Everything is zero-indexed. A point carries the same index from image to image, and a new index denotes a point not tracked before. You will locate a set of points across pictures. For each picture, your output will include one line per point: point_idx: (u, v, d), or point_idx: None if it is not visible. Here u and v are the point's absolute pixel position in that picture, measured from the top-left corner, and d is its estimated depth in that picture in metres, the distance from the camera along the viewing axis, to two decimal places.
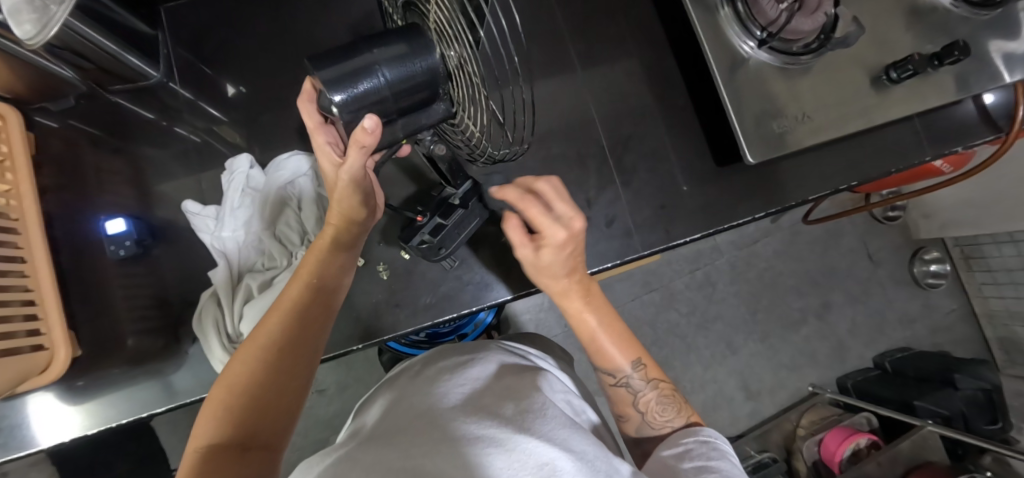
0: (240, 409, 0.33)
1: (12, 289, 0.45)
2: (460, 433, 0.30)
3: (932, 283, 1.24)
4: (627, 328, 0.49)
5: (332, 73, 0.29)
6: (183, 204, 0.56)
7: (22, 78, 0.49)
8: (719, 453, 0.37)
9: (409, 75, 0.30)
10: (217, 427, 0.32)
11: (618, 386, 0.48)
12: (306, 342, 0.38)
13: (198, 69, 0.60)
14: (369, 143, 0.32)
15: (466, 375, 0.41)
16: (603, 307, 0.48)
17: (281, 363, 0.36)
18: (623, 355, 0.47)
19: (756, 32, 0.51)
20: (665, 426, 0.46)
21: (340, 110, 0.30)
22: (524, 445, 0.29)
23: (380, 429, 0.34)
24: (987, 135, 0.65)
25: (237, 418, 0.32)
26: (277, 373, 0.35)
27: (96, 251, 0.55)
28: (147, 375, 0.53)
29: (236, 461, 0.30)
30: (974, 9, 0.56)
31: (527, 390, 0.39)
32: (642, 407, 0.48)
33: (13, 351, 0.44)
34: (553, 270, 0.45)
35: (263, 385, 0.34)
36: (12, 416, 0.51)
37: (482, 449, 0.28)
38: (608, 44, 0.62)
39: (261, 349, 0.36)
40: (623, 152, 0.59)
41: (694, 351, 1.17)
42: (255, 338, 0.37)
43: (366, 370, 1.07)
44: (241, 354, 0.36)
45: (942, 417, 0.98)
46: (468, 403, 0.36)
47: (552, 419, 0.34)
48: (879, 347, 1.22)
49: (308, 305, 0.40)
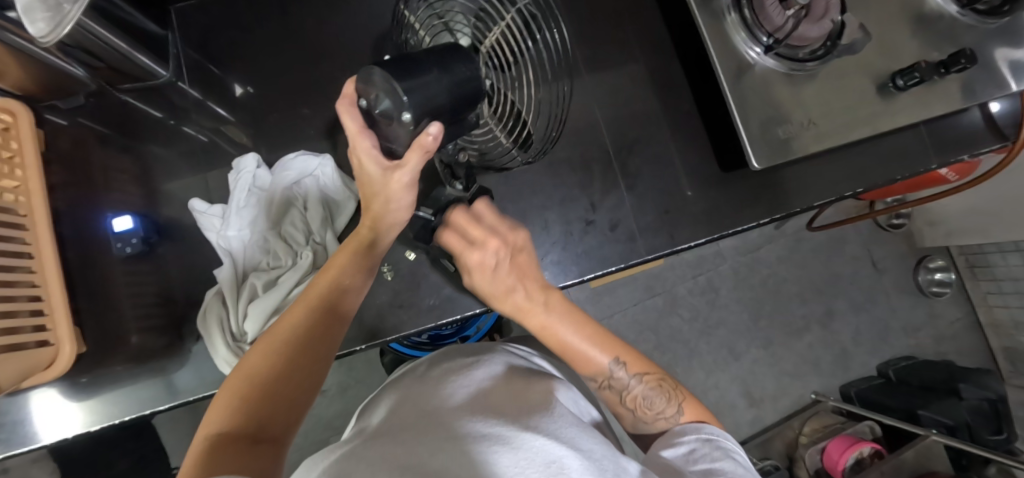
0: (256, 402, 0.33)
1: (17, 285, 0.45)
2: (468, 432, 0.30)
3: (937, 292, 1.23)
4: (599, 325, 0.48)
5: (407, 83, 0.31)
6: (190, 202, 0.56)
7: (32, 75, 0.50)
8: (723, 453, 0.37)
9: (465, 87, 0.35)
10: (232, 416, 0.32)
11: (603, 388, 0.47)
12: (323, 341, 0.39)
13: (207, 69, 0.60)
14: (432, 149, 0.34)
15: (473, 374, 0.42)
16: (567, 311, 0.47)
17: (297, 359, 0.37)
18: (601, 355, 0.46)
19: (762, 38, 0.52)
20: (657, 419, 0.45)
21: (415, 117, 0.32)
22: (531, 444, 0.29)
23: (386, 427, 0.34)
24: (994, 143, 0.65)
25: (252, 410, 0.33)
26: (292, 368, 0.36)
27: (103, 248, 0.55)
28: (150, 372, 0.53)
29: (246, 449, 0.30)
30: (980, 17, 0.56)
31: (535, 393, 0.39)
32: (631, 404, 0.46)
33: (17, 347, 0.44)
34: (497, 275, 0.45)
35: (277, 378, 0.35)
36: (16, 412, 0.51)
37: (489, 447, 0.28)
38: (613, 49, 0.62)
39: (278, 344, 0.37)
40: (628, 156, 0.59)
41: (696, 357, 1.17)
42: (274, 333, 0.38)
43: (366, 371, 1.06)
44: (258, 348, 0.37)
45: (946, 426, 0.97)
46: (475, 402, 0.36)
47: (559, 419, 0.34)
48: (883, 356, 1.21)
49: (329, 307, 0.40)
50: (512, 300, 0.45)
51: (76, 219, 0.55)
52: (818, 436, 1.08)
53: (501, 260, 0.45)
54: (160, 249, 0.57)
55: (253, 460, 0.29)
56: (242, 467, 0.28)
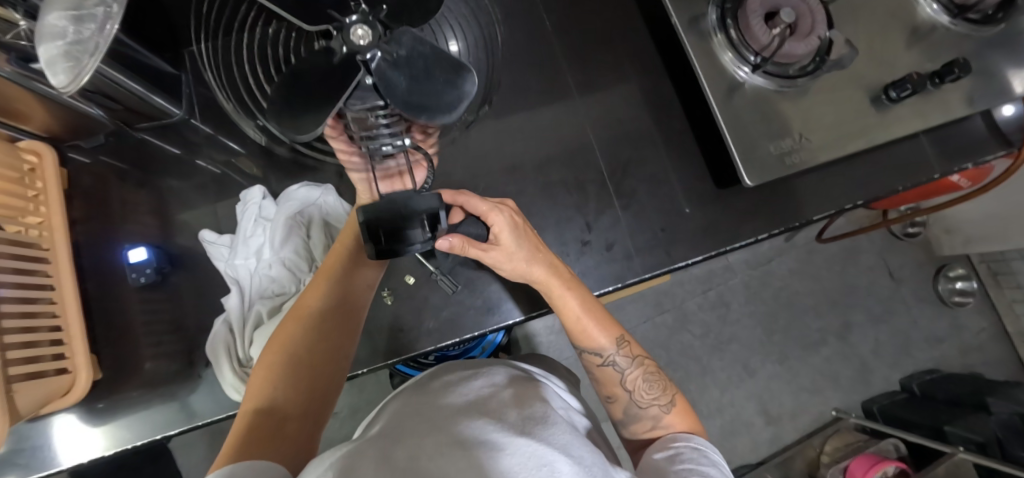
0: (276, 390, 0.42)
1: (40, 315, 0.48)
2: (463, 434, 0.30)
3: (959, 301, 1.19)
4: (605, 308, 0.49)
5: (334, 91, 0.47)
6: (201, 233, 0.59)
7: (57, 117, 0.53)
8: (709, 459, 0.39)
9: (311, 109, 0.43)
10: (258, 400, 0.41)
11: (605, 365, 0.49)
12: (334, 336, 0.46)
13: (218, 106, 0.63)
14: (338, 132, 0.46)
15: (471, 384, 0.42)
16: (584, 291, 0.49)
17: (310, 354, 0.44)
18: (607, 334, 0.48)
19: (749, 58, 0.52)
20: (651, 404, 0.47)
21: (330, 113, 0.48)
22: (522, 448, 0.29)
23: (383, 431, 0.34)
24: (999, 150, 0.64)
25: (274, 396, 0.42)
26: (310, 359, 0.44)
27: (120, 279, 0.58)
28: (161, 398, 0.54)
29: (271, 431, 0.39)
30: (973, 26, 0.56)
31: (531, 400, 0.40)
32: (630, 386, 0.48)
33: (37, 375, 0.47)
34: (521, 256, 0.46)
35: (297, 369, 0.44)
36: (33, 439, 0.52)
37: (482, 449, 0.28)
38: (607, 71, 0.63)
39: (297, 336, 0.45)
40: (623, 176, 0.60)
41: (709, 373, 1.14)
42: (288, 327, 0.45)
43: (376, 392, 1.07)
44: (276, 341, 0.45)
45: (975, 443, 0.93)
46: (471, 408, 0.36)
47: (554, 427, 0.35)
48: (906, 369, 1.17)
49: (333, 306, 0.46)
50: (539, 266, 0.46)
51: (95, 251, 0.58)
52: (840, 454, 1.04)
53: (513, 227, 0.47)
54: (174, 278, 0.59)
55: (273, 441, 0.38)
56: (265, 450, 0.37)
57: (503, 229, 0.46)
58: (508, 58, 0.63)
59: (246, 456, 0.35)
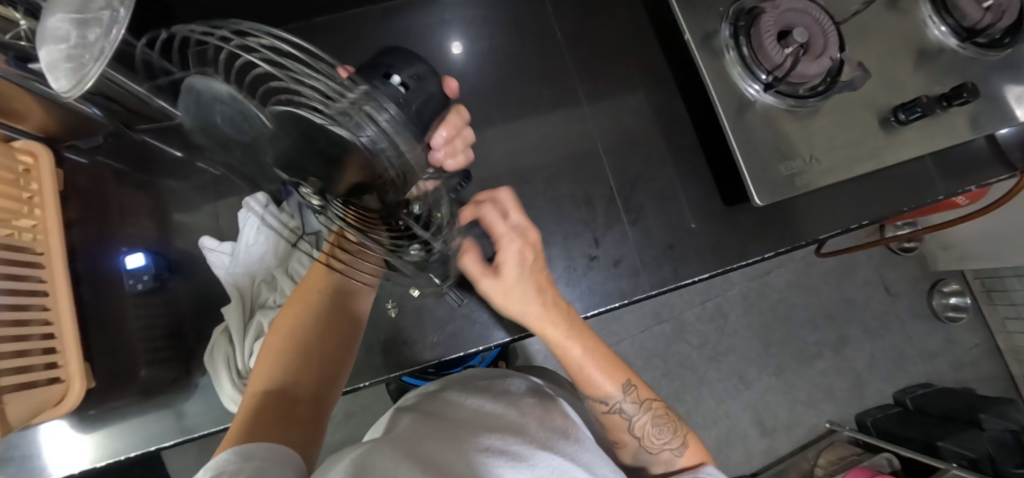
0: (282, 374, 0.39)
1: (32, 323, 0.47)
2: (488, 444, 0.32)
3: (953, 317, 1.21)
4: (612, 352, 0.47)
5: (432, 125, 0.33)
6: (201, 239, 0.58)
7: (52, 117, 0.52)
8: None
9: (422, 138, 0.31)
10: (269, 381, 0.39)
11: (610, 413, 0.46)
12: (342, 321, 0.43)
13: None
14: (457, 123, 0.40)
15: (493, 388, 0.43)
16: (587, 336, 0.45)
17: (317, 338, 0.42)
18: (609, 383, 0.45)
19: (761, 76, 0.52)
20: (663, 449, 0.46)
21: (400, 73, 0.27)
22: (546, 462, 0.32)
23: (409, 429, 0.34)
24: (1002, 173, 0.64)
25: (282, 379, 0.39)
26: (319, 342, 0.42)
27: (116, 285, 0.56)
28: (155, 407, 0.53)
29: (281, 412, 0.37)
30: (981, 50, 0.57)
31: (552, 411, 0.41)
32: (639, 432, 0.47)
33: (29, 385, 0.45)
34: (522, 292, 0.40)
35: (306, 353, 0.41)
36: (24, 447, 0.51)
37: (509, 463, 0.30)
38: (617, 84, 0.63)
39: (306, 318, 0.42)
40: (631, 192, 0.60)
41: (706, 384, 1.15)
42: (296, 307, 0.43)
43: (372, 399, 1.06)
44: (283, 322, 0.43)
45: (968, 459, 0.95)
46: (494, 416, 0.37)
47: (576, 443, 0.37)
48: (899, 383, 1.17)
49: (335, 299, 0.44)
50: (522, 305, 0.41)
51: (91, 256, 0.55)
52: (834, 468, 1.04)
53: (519, 272, 0.39)
54: (173, 285, 0.58)
55: (280, 425, 0.35)
56: (272, 437, 0.34)
57: (512, 258, 0.39)
58: (518, 68, 0.63)
59: (254, 437, 0.33)
